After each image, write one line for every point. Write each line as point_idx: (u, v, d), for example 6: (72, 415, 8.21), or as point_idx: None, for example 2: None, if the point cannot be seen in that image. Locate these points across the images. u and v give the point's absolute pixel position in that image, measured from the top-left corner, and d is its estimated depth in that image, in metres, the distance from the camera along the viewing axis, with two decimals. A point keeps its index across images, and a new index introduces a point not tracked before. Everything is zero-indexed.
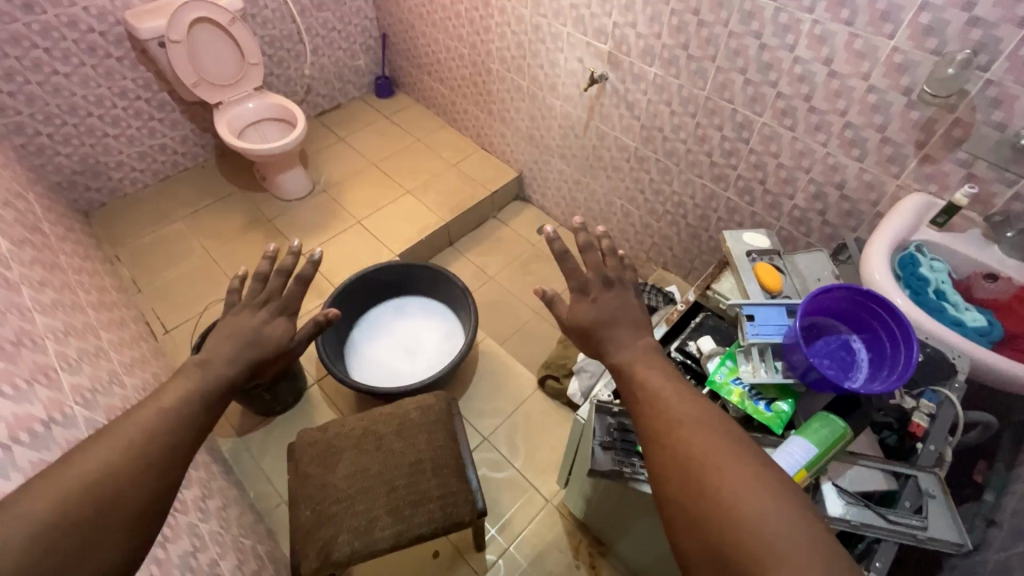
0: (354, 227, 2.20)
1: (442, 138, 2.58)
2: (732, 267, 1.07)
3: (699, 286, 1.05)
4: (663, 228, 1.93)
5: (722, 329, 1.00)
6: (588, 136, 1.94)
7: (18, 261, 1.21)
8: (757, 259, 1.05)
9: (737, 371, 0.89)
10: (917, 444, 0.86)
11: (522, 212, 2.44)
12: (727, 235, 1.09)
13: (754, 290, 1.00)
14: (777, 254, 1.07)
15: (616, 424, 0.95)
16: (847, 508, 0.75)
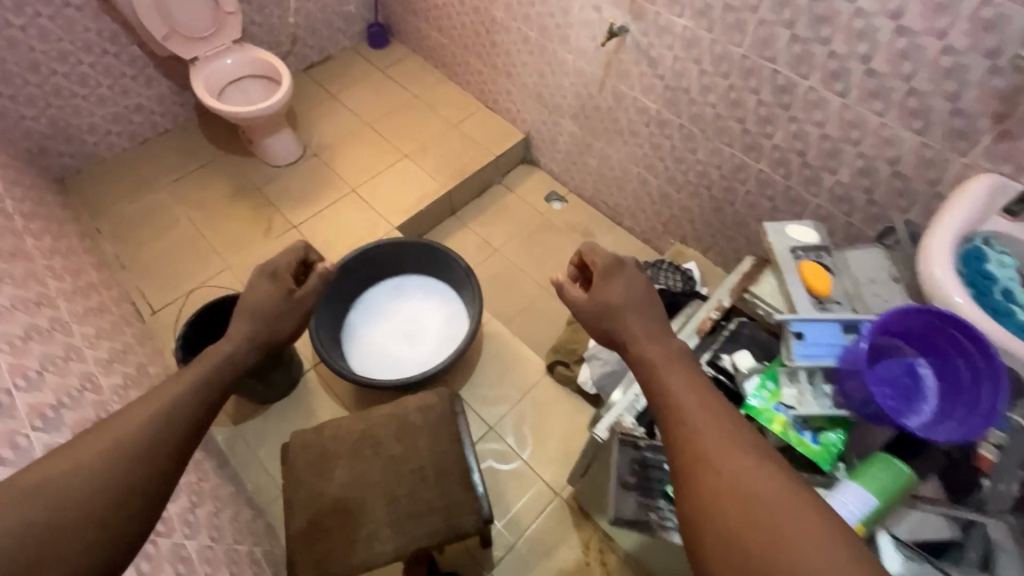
0: (348, 195, 2.05)
1: (441, 93, 2.36)
2: (774, 265, 0.93)
3: (735, 289, 0.92)
4: (683, 200, 1.77)
5: (760, 341, 0.88)
6: (603, 96, 1.75)
7: None
8: (803, 257, 0.92)
9: (780, 395, 0.78)
10: (986, 481, 0.76)
11: (529, 177, 2.27)
12: (768, 227, 0.95)
13: (799, 295, 0.87)
14: (826, 250, 0.93)
15: (642, 458, 0.89)
16: (907, 564, 0.68)
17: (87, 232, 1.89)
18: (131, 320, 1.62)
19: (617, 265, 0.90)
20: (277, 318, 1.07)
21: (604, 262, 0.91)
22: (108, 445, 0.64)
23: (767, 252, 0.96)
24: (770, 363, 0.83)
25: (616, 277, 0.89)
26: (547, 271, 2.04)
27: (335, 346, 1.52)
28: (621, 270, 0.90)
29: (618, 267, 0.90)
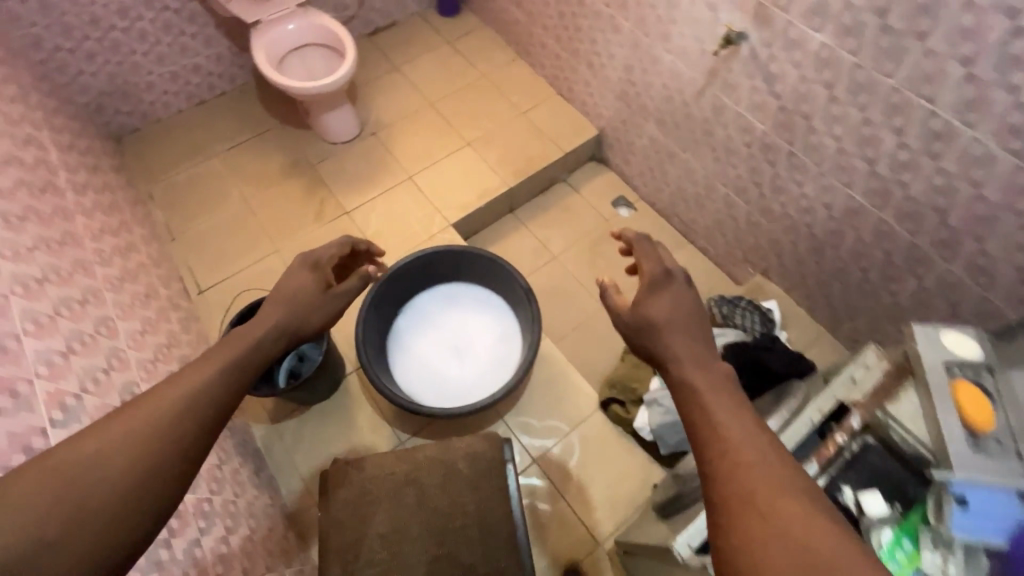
0: (405, 183, 1.92)
1: (511, 74, 2.17)
2: (919, 379, 0.77)
3: (869, 403, 0.77)
4: (775, 232, 1.58)
5: (890, 474, 0.74)
6: (699, 106, 1.54)
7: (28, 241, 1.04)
8: (958, 374, 0.76)
9: (918, 559, 0.68)
10: None
11: (597, 177, 2.08)
12: (919, 331, 0.79)
13: (952, 428, 0.71)
14: (988, 369, 0.77)
15: None
16: None
17: (139, 197, 1.84)
18: (178, 301, 1.58)
19: (666, 277, 0.89)
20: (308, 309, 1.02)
21: (653, 273, 0.90)
22: (142, 423, 0.63)
23: (909, 358, 0.80)
24: (907, 514, 0.72)
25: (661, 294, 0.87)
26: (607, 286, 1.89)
27: (382, 357, 1.44)
28: (669, 285, 0.88)
29: (668, 279, 0.88)
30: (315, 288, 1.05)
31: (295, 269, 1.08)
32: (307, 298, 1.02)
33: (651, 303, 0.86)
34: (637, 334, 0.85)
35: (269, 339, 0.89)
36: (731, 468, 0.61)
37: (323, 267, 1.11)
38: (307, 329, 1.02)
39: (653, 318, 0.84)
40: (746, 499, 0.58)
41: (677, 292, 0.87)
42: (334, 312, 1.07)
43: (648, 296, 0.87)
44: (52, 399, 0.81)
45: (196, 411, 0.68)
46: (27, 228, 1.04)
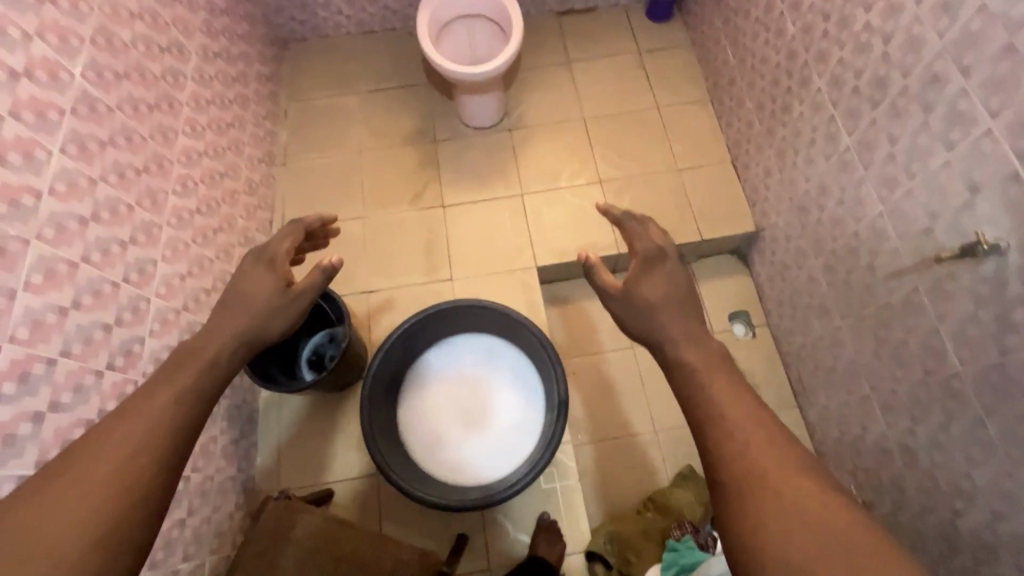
0: (513, 199, 1.73)
1: (688, 120, 1.80)
2: None
3: None
4: (906, 479, 1.17)
5: None
6: (888, 287, 1.13)
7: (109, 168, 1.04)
8: None
9: None
10: None
11: (728, 278, 1.72)
12: None
13: None
14: None
15: None
16: None
17: (274, 110, 1.85)
18: (254, 234, 1.59)
19: (658, 257, 0.92)
20: (269, 313, 0.93)
21: (645, 251, 0.94)
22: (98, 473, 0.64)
23: None
24: None
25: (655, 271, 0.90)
26: (672, 409, 1.59)
27: (389, 391, 1.34)
28: (662, 264, 0.91)
29: (660, 260, 0.92)
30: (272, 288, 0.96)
31: (251, 271, 0.99)
32: (262, 299, 0.94)
33: (645, 285, 0.89)
34: (633, 316, 0.88)
35: (227, 353, 0.84)
36: (743, 449, 0.68)
37: (282, 264, 1.01)
38: (270, 337, 0.93)
39: (647, 299, 0.87)
40: (756, 479, 0.66)
41: (673, 271, 0.90)
42: (297, 313, 0.98)
43: (641, 276, 0.90)
44: (14, 369, 0.79)
45: (147, 441, 0.68)
46: (106, 155, 1.03)
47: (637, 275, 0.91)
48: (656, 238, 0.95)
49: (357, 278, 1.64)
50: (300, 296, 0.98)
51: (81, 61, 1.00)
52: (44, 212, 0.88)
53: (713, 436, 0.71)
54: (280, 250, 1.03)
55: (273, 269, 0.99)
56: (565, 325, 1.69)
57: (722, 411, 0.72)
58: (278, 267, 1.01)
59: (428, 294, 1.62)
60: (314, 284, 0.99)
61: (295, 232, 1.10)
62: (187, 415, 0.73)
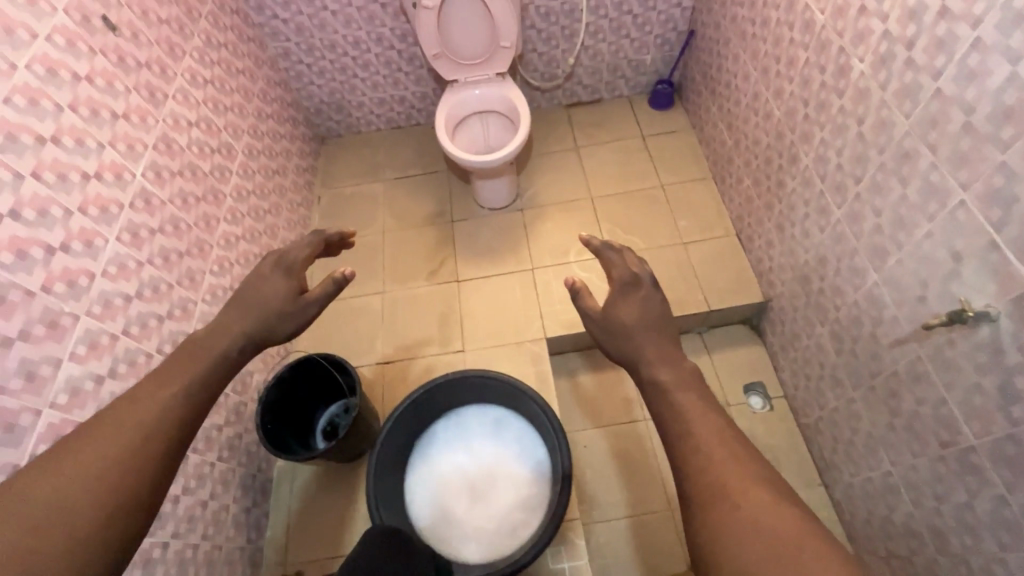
0: (525, 274, 1.81)
1: (691, 196, 1.89)
2: None
3: None
4: (940, 566, 1.08)
5: None
6: (892, 355, 1.12)
7: (155, 251, 1.18)
8: None
9: None
10: None
11: (739, 349, 1.71)
12: None
13: None
14: None
15: None
16: None
17: (309, 198, 2.05)
18: None
19: (634, 283, 0.90)
20: (278, 317, 0.92)
21: (621, 276, 0.91)
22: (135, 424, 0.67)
23: None
24: None
25: (628, 298, 0.89)
26: None
27: (394, 454, 1.35)
28: (637, 292, 0.89)
29: (635, 286, 0.89)
30: (286, 294, 0.95)
31: (271, 272, 0.97)
32: (274, 304, 0.92)
33: (618, 309, 0.87)
34: (609, 340, 0.87)
35: (234, 349, 0.83)
36: (705, 463, 0.65)
37: (298, 270, 0.99)
38: (275, 339, 0.92)
39: (624, 322, 0.86)
40: (714, 494, 0.63)
41: (646, 298, 0.88)
42: (305, 320, 0.95)
43: (618, 302, 0.89)
44: (49, 432, 0.87)
45: (152, 431, 0.67)
46: (154, 241, 1.18)
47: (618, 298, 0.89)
48: (632, 265, 0.93)
49: (374, 350, 1.71)
50: (309, 304, 0.95)
51: (142, 164, 1.18)
52: (94, 291, 1.00)
53: (696, 463, 0.67)
54: (300, 256, 1.01)
55: (291, 275, 0.98)
56: (577, 398, 1.70)
57: (689, 423, 0.70)
58: (295, 274, 0.99)
59: (440, 365, 1.67)
60: (326, 293, 0.97)
61: (317, 242, 1.07)
62: (190, 408, 0.72)
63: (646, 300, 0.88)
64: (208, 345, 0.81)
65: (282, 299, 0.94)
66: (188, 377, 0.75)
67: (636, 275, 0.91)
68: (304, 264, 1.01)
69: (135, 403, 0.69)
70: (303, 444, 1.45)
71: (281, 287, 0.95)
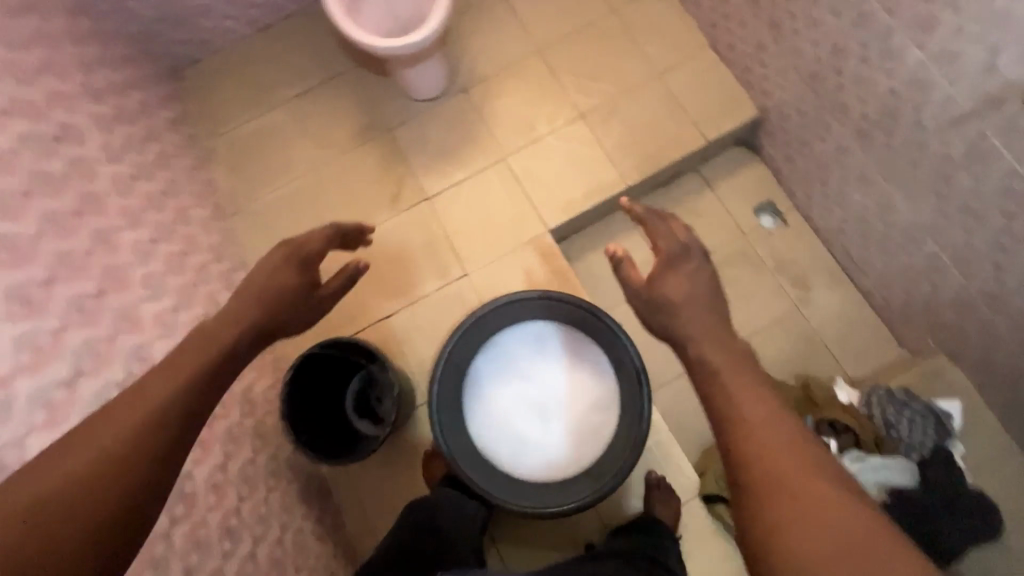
0: (498, 165, 1.56)
1: (650, 13, 1.61)
2: None
3: None
4: (996, 324, 1.14)
5: None
6: (943, 138, 1.04)
7: (64, 308, 0.87)
8: None
9: None
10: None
11: (741, 173, 1.60)
12: None
13: None
14: None
15: None
16: None
17: (201, 156, 1.61)
18: None
19: (683, 256, 0.87)
20: (292, 315, 0.85)
21: (669, 248, 0.88)
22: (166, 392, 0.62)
23: None
24: None
25: (678, 270, 0.86)
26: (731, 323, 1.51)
27: (452, 410, 1.26)
28: (686, 263, 0.87)
29: (684, 258, 0.87)
30: (303, 291, 0.87)
31: (283, 267, 0.86)
32: (289, 301, 0.85)
33: (666, 282, 0.85)
34: (654, 314, 0.85)
35: (244, 341, 0.76)
36: (763, 449, 0.65)
37: (314, 264, 0.89)
38: (290, 332, 0.87)
39: (669, 298, 0.84)
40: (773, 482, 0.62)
41: (695, 272, 0.86)
42: (318, 315, 0.91)
43: (666, 274, 0.86)
44: None
45: (182, 399, 0.63)
46: (55, 297, 0.86)
47: (661, 269, 0.87)
48: (679, 234, 0.90)
49: (367, 306, 1.49)
50: (325, 297, 0.90)
51: None
52: (21, 397, 0.73)
53: None
54: (317, 250, 0.90)
55: (305, 272, 0.88)
56: (595, 279, 1.59)
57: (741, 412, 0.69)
58: (310, 271, 0.89)
59: (447, 298, 1.49)
60: (341, 290, 0.92)
61: (334, 230, 0.95)
62: (204, 389, 0.66)
63: (695, 273, 0.86)
64: (216, 343, 0.72)
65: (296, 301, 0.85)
66: (193, 362, 0.67)
67: (684, 245, 0.88)
68: (319, 256, 0.91)
69: (160, 373, 0.65)
70: (331, 437, 1.28)
71: (294, 285, 0.85)
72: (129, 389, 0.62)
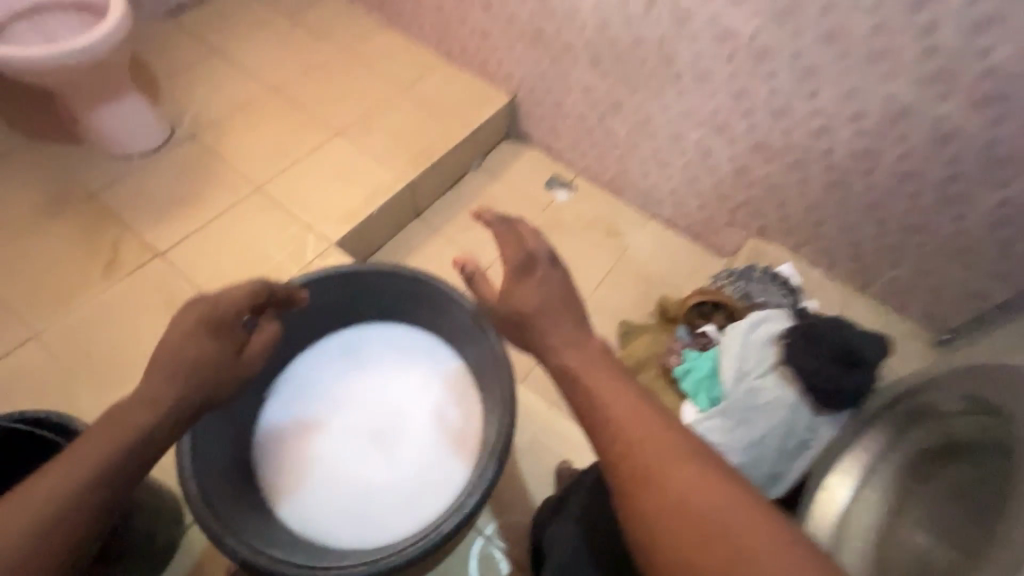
0: (252, 198, 1.29)
1: (382, 42, 1.58)
2: None
3: None
4: (775, 176, 1.19)
5: None
6: (651, 21, 1.14)
7: None
8: None
9: None
10: None
11: (519, 158, 1.57)
12: None
13: None
14: None
15: None
16: None
17: None
18: None
19: (529, 264, 0.71)
20: (215, 381, 0.69)
21: (513, 257, 0.72)
22: (78, 478, 0.56)
23: None
24: None
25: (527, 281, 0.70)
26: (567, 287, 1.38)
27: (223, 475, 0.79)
28: (534, 275, 0.70)
29: (530, 266, 0.71)
30: (223, 360, 0.70)
31: (193, 338, 0.67)
32: (208, 366, 0.68)
33: (517, 294, 0.69)
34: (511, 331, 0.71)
35: (175, 418, 0.64)
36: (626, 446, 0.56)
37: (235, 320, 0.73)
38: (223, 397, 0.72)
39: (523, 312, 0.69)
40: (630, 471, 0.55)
41: (547, 281, 0.69)
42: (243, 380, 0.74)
43: (516, 284, 0.70)
44: None
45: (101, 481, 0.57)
46: None
47: (510, 283, 0.71)
48: (527, 241, 0.73)
49: (94, 404, 1.02)
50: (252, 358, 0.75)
51: None
52: None
53: None
54: (230, 310, 0.71)
55: (223, 335, 0.71)
56: None
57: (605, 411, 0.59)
58: (227, 336, 0.72)
59: None
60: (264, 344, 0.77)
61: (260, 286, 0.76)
62: (127, 471, 0.59)
63: (546, 281, 0.69)
64: (141, 417, 0.62)
65: (213, 374, 0.68)
66: (116, 438, 0.59)
67: (530, 252, 0.71)
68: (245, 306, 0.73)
69: (81, 450, 0.58)
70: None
71: (215, 352, 0.69)
72: (61, 453, 0.58)
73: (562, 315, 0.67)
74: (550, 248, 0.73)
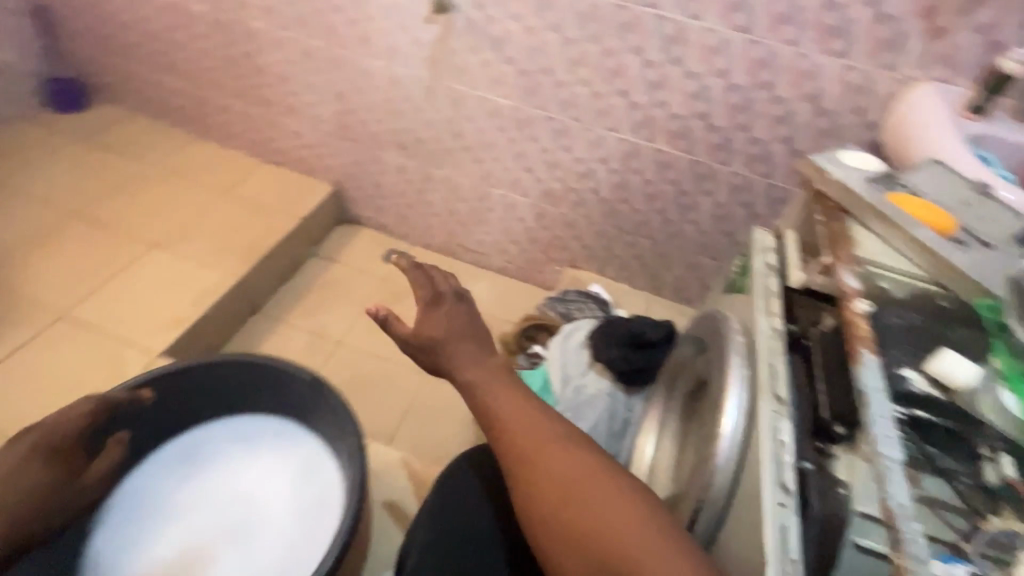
0: (58, 327, 1.20)
1: (195, 154, 1.62)
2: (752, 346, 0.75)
3: (764, 357, 0.71)
4: (566, 214, 1.43)
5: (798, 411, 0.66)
6: (434, 105, 1.35)
7: None
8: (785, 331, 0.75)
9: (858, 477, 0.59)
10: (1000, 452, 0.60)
11: (353, 239, 1.66)
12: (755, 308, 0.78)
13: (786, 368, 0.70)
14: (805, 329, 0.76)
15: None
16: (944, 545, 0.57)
17: None
18: None
19: (434, 299, 0.75)
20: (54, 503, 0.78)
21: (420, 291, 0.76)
22: None
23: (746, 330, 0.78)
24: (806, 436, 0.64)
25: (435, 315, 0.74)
26: None
27: None
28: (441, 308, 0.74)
29: (436, 301, 0.75)
30: (58, 483, 0.78)
31: (26, 468, 0.75)
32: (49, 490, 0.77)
33: (425, 326, 0.73)
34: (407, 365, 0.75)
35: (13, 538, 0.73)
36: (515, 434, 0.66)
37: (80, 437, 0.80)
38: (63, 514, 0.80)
39: (432, 339, 0.72)
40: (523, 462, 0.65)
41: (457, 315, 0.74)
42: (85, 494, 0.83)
43: (424, 317, 0.74)
44: None
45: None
46: None
47: (420, 315, 0.74)
48: (436, 280, 0.77)
49: None
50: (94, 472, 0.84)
51: None
52: None
53: None
54: (72, 434, 0.79)
55: (66, 460, 0.79)
56: None
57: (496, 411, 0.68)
58: (70, 458, 0.80)
59: None
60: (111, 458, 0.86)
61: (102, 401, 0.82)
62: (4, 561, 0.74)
63: (452, 315, 0.74)
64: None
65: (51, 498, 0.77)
66: None
67: (439, 290, 0.76)
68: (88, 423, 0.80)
69: None
70: None
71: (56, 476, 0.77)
72: None
73: (467, 343, 0.73)
74: (457, 287, 0.78)
